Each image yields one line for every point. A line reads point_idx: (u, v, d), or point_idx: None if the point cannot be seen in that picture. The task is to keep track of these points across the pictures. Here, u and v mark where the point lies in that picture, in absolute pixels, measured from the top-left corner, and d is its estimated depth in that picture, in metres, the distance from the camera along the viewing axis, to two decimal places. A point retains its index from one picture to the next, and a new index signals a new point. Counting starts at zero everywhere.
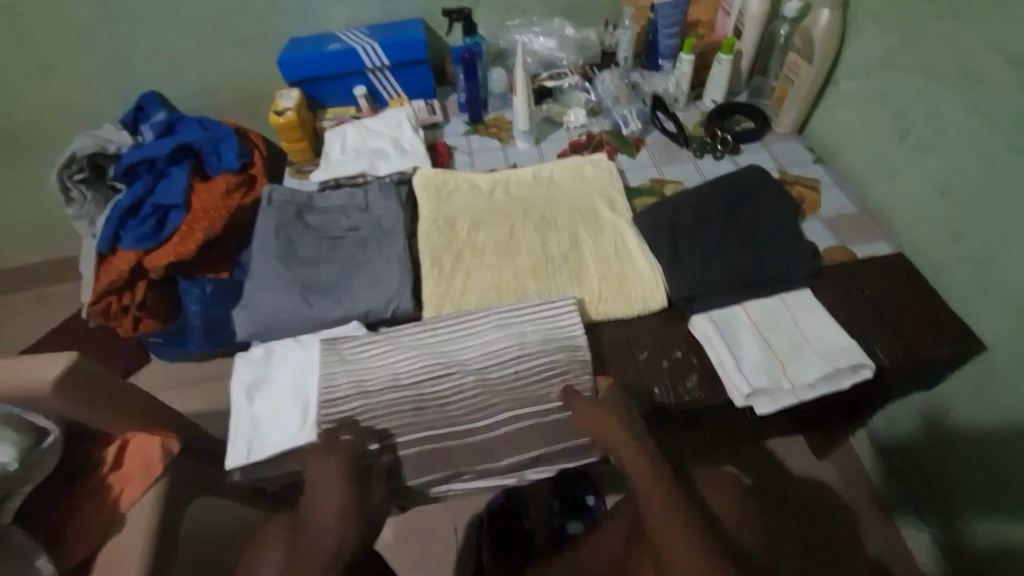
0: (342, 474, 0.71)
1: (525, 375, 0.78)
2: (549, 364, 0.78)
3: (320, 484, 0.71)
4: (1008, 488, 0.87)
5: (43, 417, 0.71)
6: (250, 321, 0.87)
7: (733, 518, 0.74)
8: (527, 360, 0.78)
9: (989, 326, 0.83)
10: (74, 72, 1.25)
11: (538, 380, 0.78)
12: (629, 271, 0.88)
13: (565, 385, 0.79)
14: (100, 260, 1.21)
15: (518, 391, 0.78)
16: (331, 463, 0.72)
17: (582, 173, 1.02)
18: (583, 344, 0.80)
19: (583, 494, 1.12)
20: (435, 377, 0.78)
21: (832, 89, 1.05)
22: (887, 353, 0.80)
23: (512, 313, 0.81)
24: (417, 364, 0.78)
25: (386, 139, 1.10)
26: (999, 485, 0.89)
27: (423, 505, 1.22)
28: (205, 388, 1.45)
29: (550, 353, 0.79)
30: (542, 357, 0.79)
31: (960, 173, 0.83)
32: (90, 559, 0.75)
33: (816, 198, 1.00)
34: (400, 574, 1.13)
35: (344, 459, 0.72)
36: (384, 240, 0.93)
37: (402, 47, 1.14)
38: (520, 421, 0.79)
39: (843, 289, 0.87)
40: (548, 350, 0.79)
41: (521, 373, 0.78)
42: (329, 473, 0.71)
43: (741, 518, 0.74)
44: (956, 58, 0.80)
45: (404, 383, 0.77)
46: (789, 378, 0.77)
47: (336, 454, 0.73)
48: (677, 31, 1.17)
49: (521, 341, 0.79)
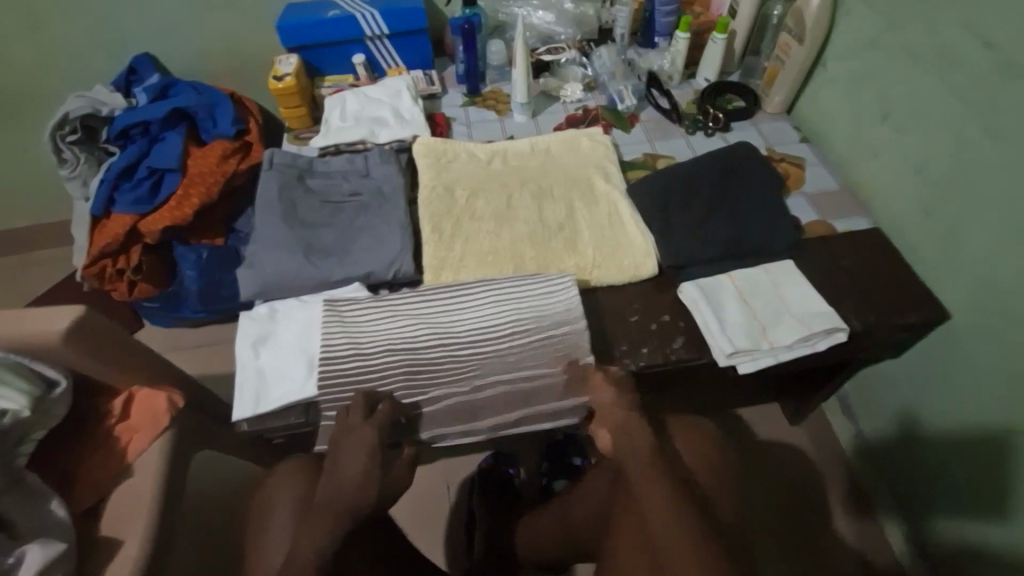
0: (368, 441, 0.72)
1: (519, 348, 0.82)
2: (543, 342, 0.82)
3: (337, 456, 0.72)
4: (965, 441, 0.94)
5: (50, 368, 0.74)
6: (255, 281, 0.89)
7: (717, 485, 0.75)
8: (521, 336, 0.82)
9: (954, 294, 0.89)
10: (65, 30, 1.23)
11: (532, 353, 0.82)
12: (622, 240, 0.92)
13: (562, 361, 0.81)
14: (94, 222, 1.21)
15: (510, 363, 0.81)
16: (361, 431, 0.73)
17: (578, 145, 1.05)
18: (579, 321, 0.83)
19: (571, 455, 1.18)
20: (430, 345, 0.81)
21: (820, 71, 1.09)
22: (860, 319, 0.85)
23: (511, 290, 0.84)
24: (413, 331, 0.82)
25: (386, 107, 1.11)
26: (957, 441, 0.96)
27: (429, 464, 1.27)
28: (200, 352, 1.47)
29: (544, 329, 0.82)
30: (536, 332, 0.82)
31: (935, 152, 0.88)
32: (98, 505, 0.78)
33: (800, 174, 1.05)
34: (400, 522, 1.18)
35: (370, 425, 0.73)
36: (385, 204, 0.96)
37: (401, 16, 1.15)
38: (507, 389, 0.81)
39: (824, 261, 0.91)
40: (543, 326, 0.82)
41: (514, 346, 0.82)
42: (351, 437, 0.72)
43: (723, 484, 0.76)
44: (938, 41, 0.84)
45: (399, 348, 0.81)
46: (768, 340, 0.82)
47: (362, 419, 0.74)
48: (673, 9, 1.18)
49: (518, 317, 0.83)
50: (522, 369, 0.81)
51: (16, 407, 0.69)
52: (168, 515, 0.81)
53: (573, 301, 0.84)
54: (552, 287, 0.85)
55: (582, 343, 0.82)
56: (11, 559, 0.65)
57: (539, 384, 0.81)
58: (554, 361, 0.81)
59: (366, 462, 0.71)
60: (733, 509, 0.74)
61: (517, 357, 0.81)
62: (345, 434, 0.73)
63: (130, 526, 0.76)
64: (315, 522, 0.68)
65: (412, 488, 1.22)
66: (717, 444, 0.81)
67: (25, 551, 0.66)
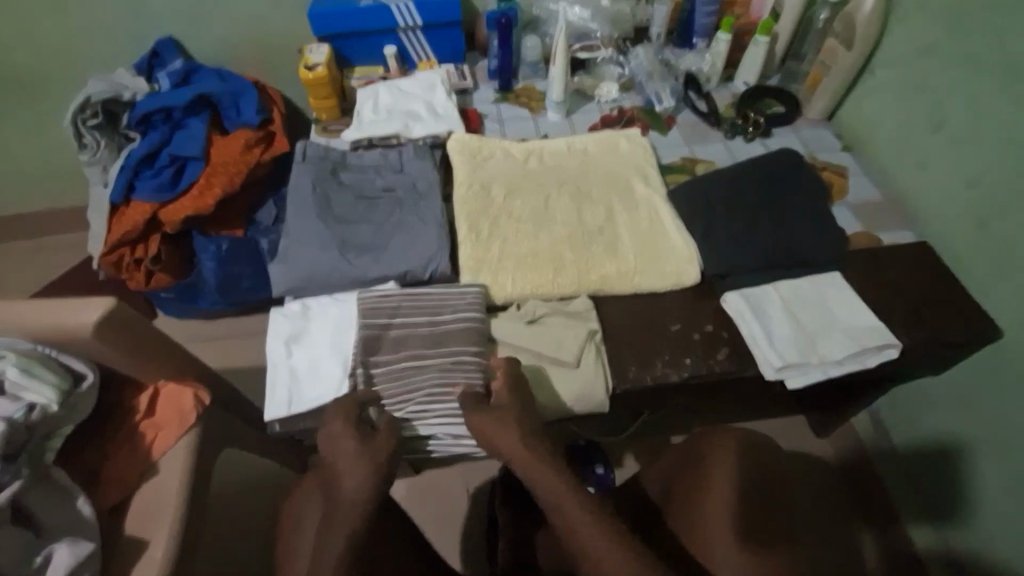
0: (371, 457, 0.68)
1: (417, 346, 0.80)
2: (454, 333, 0.80)
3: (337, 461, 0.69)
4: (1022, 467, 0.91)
5: (79, 361, 0.72)
6: (289, 277, 0.88)
7: (746, 513, 0.71)
8: (402, 352, 0.80)
9: (1008, 313, 0.87)
10: (90, 13, 1.21)
11: (408, 360, 0.79)
12: (662, 246, 0.90)
13: (410, 376, 0.79)
14: (113, 210, 1.18)
15: (418, 365, 0.79)
16: (362, 447, 0.69)
17: (617, 146, 1.02)
18: (408, 336, 0.80)
19: (594, 463, 1.17)
20: (448, 355, 0.79)
21: (866, 78, 1.07)
22: (910, 335, 0.83)
23: (426, 318, 0.81)
24: (422, 342, 0.80)
25: (420, 101, 1.08)
26: (1012, 467, 0.92)
27: (434, 469, 1.25)
28: (216, 345, 1.43)
29: (402, 343, 0.80)
30: (382, 337, 0.80)
31: (993, 165, 0.86)
32: (123, 503, 0.76)
33: (843, 183, 1.02)
34: (414, 515, 1.19)
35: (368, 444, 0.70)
36: (421, 202, 0.93)
37: (436, 8, 1.12)
38: (444, 375, 0.78)
39: (872, 275, 0.89)
40: (437, 318, 0.81)
41: (405, 359, 0.79)
42: (349, 455, 0.69)
43: (755, 506, 0.73)
44: (1002, 53, 0.82)
45: (405, 356, 0.79)
46: (819, 354, 0.80)
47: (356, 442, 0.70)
48: (714, 10, 1.16)
49: (396, 338, 0.80)
50: (433, 353, 0.79)
51: (44, 401, 0.67)
52: (194, 515, 0.78)
53: (416, 323, 0.81)
54: (437, 334, 0.80)
55: (394, 356, 0.79)
56: (40, 558, 0.64)
57: (415, 376, 0.78)
58: (400, 367, 0.79)
59: (364, 475, 0.67)
60: (735, 520, 0.70)
61: (391, 364, 0.79)
62: (343, 448, 0.69)
63: (156, 525, 0.74)
64: (336, 513, 0.64)
65: (418, 480, 1.23)
66: (752, 451, 0.77)
67: (53, 551, 0.65)
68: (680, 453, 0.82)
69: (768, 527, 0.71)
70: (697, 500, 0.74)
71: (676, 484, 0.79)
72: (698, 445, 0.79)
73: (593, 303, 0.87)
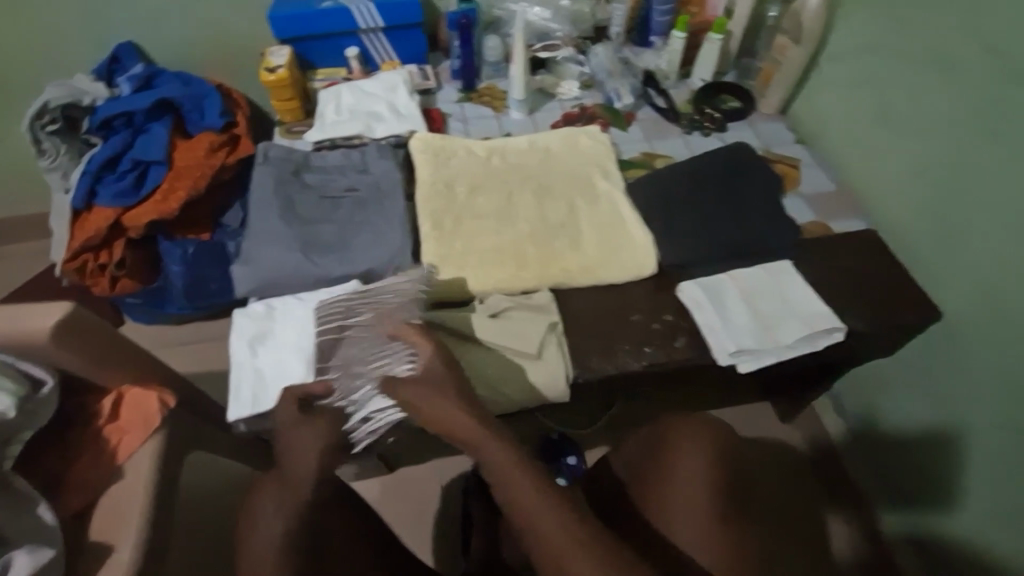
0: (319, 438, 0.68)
1: (364, 335, 0.80)
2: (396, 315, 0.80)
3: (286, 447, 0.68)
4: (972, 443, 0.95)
5: (39, 367, 0.72)
6: (253, 278, 0.88)
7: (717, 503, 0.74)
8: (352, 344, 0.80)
9: (954, 295, 0.91)
10: (46, 18, 1.19)
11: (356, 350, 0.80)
12: (622, 239, 0.92)
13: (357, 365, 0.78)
14: (75, 216, 1.17)
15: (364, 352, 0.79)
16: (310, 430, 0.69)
17: (579, 143, 1.04)
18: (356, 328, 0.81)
19: (564, 455, 1.19)
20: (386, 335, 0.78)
21: (816, 73, 1.11)
22: (860, 318, 0.87)
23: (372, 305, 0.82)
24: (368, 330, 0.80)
25: (382, 102, 1.09)
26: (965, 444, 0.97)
27: (408, 468, 1.25)
28: (183, 352, 1.42)
29: (352, 336, 0.81)
30: (340, 338, 0.82)
31: (934, 153, 0.90)
32: (88, 509, 0.75)
33: (796, 175, 1.06)
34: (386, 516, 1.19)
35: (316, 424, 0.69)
36: (385, 201, 0.94)
37: (397, 9, 1.13)
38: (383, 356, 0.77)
39: (824, 262, 0.92)
40: (382, 304, 0.81)
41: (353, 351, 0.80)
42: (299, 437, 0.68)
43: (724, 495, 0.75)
44: (938, 47, 0.87)
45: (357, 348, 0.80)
46: (772, 338, 0.83)
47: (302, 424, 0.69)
48: (670, 9, 1.19)
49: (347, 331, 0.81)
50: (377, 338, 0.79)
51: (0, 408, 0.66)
52: (160, 518, 0.78)
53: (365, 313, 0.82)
54: (382, 319, 0.80)
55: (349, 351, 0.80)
56: None
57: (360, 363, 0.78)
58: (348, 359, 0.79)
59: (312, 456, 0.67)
60: (709, 511, 0.73)
61: (345, 359, 0.80)
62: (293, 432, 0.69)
63: (120, 530, 0.73)
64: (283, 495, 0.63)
65: (389, 479, 1.23)
66: (719, 441, 0.79)
67: (11, 559, 0.63)
68: (642, 440, 0.82)
69: (739, 517, 0.74)
70: (665, 489, 0.76)
71: (641, 472, 0.79)
72: (664, 432, 0.80)
73: (554, 296, 0.89)
